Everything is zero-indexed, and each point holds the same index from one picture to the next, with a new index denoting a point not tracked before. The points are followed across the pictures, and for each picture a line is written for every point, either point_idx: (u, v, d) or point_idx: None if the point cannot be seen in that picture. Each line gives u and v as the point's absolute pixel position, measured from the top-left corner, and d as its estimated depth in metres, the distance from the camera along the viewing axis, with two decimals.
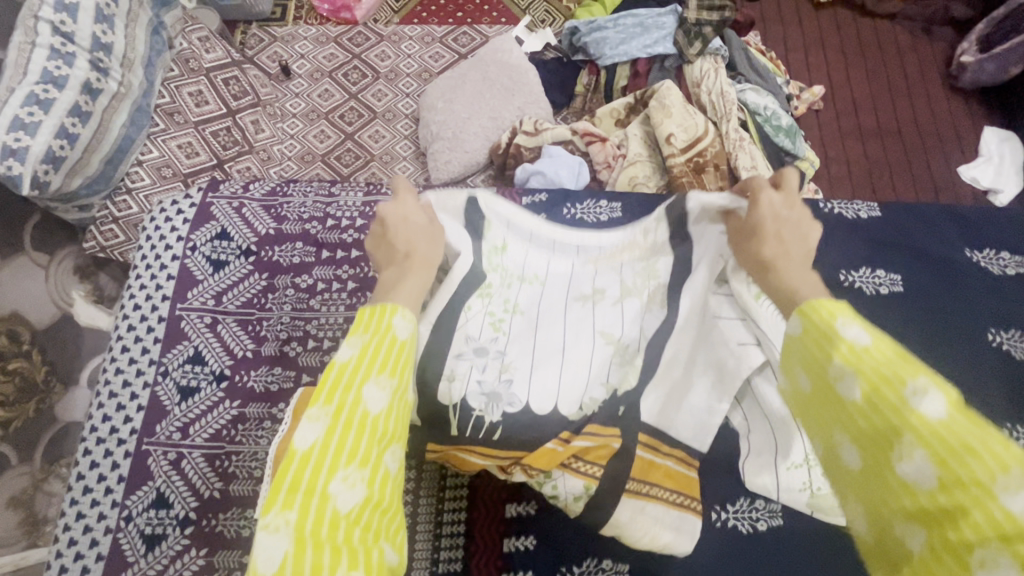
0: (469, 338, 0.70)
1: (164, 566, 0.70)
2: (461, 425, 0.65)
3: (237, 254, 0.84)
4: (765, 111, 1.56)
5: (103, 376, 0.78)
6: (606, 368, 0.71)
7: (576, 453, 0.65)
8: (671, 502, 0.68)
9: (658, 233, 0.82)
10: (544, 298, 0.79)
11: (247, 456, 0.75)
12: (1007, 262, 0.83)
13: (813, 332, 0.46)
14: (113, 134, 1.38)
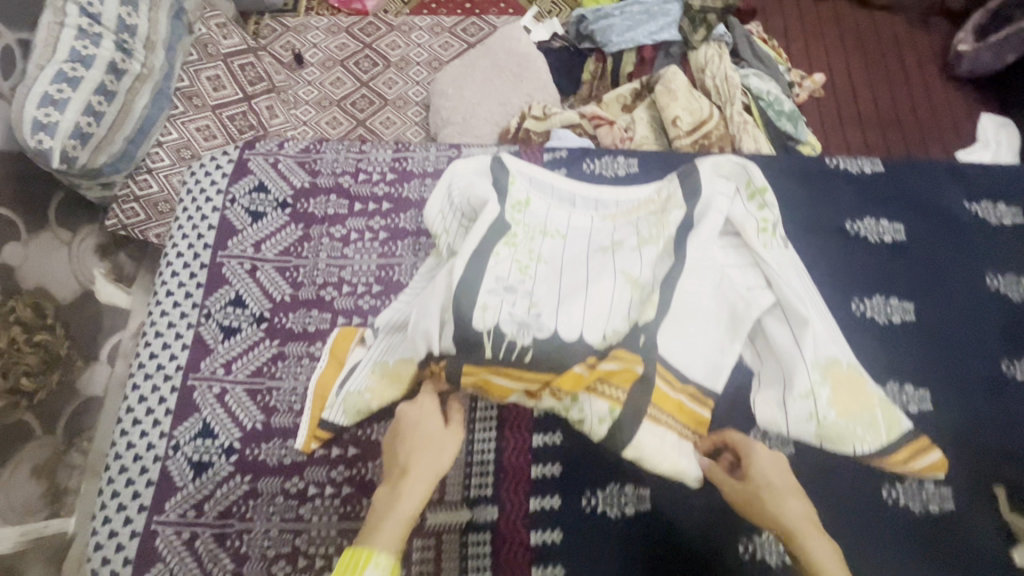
0: (499, 278, 0.74)
1: (211, 491, 0.74)
2: (494, 350, 0.69)
3: (273, 206, 0.88)
4: (768, 96, 1.61)
5: (150, 317, 0.83)
6: (627, 306, 0.75)
7: (602, 377, 0.68)
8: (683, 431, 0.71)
9: (671, 188, 0.86)
10: (567, 250, 0.82)
11: (287, 391, 0.79)
12: (1003, 213, 0.88)
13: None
14: (136, 115, 1.44)
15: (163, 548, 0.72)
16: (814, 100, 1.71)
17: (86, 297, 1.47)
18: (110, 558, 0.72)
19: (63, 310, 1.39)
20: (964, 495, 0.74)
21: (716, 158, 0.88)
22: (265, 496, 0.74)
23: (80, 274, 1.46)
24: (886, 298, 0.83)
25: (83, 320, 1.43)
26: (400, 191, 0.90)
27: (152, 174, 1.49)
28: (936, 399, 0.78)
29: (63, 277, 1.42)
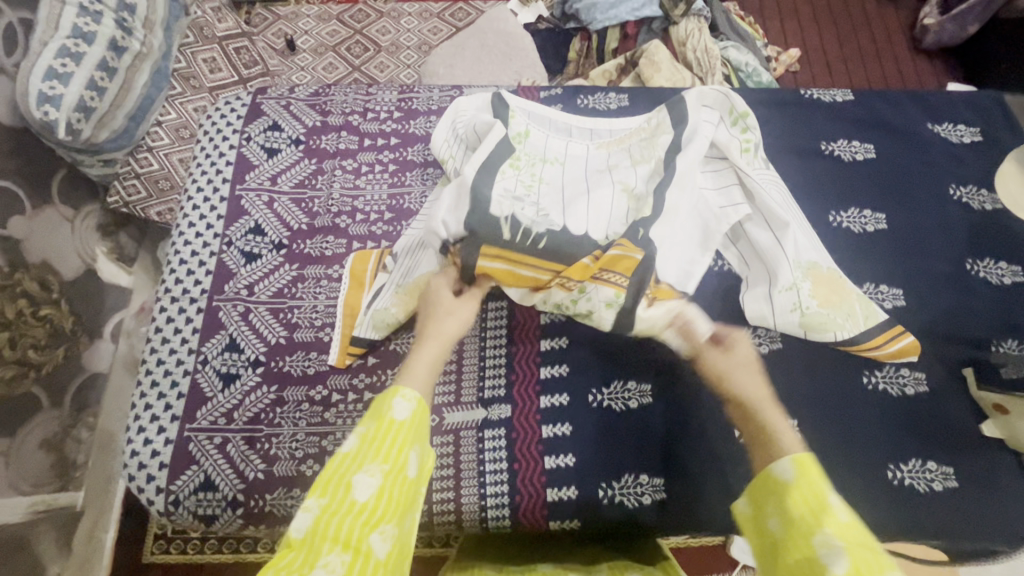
0: (506, 192, 0.81)
1: (239, 400, 0.79)
2: (512, 234, 0.76)
3: (287, 144, 0.94)
4: (746, 67, 1.70)
5: (174, 247, 0.87)
6: (624, 214, 0.82)
7: (607, 265, 0.74)
8: None
9: (660, 117, 0.90)
10: (567, 172, 0.88)
11: (308, 309, 0.84)
12: (963, 132, 0.96)
13: (802, 486, 0.51)
14: (136, 94, 1.44)
15: (197, 452, 0.76)
16: (791, 74, 1.80)
17: (89, 275, 1.45)
18: (146, 464, 0.76)
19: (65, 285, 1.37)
20: (938, 377, 0.81)
21: (699, 92, 0.89)
22: (291, 404, 0.79)
23: (82, 253, 1.44)
24: (860, 209, 0.90)
25: (87, 296, 1.45)
26: (407, 127, 0.95)
27: (152, 153, 1.51)
28: (909, 295, 0.86)
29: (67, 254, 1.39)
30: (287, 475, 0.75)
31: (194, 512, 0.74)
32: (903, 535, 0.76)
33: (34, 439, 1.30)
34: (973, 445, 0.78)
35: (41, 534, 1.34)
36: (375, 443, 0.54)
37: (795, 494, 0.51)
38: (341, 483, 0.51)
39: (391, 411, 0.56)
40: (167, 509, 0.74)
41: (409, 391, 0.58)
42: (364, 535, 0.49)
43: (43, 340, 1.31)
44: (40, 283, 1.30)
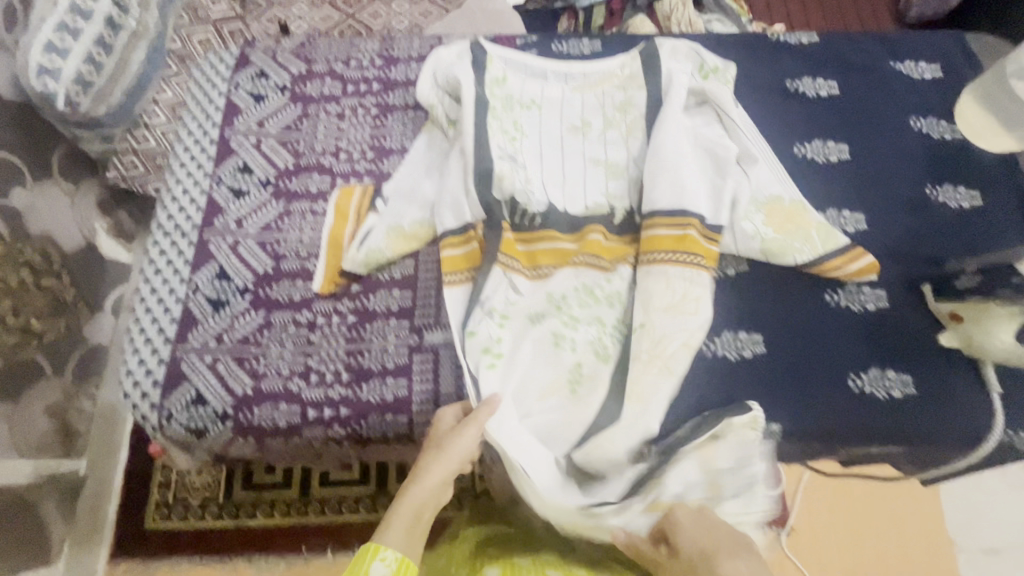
0: (499, 148, 0.87)
1: (229, 324, 0.83)
2: (510, 215, 0.85)
3: (274, 90, 0.98)
4: None
5: (167, 187, 0.91)
6: (604, 184, 0.89)
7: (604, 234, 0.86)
8: (682, 262, 0.80)
9: (632, 66, 0.96)
10: (543, 123, 0.93)
11: (294, 241, 0.88)
12: (924, 69, 1.00)
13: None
14: (132, 70, 1.36)
15: (188, 370, 0.80)
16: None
17: (89, 250, 1.50)
18: (140, 382, 0.80)
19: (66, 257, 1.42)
20: (897, 293, 0.85)
21: (676, 43, 0.97)
22: (278, 326, 0.83)
23: (82, 225, 1.47)
24: (824, 141, 0.94)
25: (87, 270, 1.49)
26: (389, 74, 0.99)
27: (150, 131, 1.44)
28: (871, 219, 0.89)
29: (67, 226, 1.43)
30: (274, 391, 0.79)
31: (185, 425, 0.78)
32: (859, 439, 0.80)
33: (38, 405, 1.34)
34: (931, 356, 0.81)
35: (44, 496, 1.38)
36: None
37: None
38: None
39: (365, 574, 0.63)
40: (160, 424, 0.78)
41: (387, 552, 0.64)
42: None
43: (45, 310, 1.35)
44: (43, 255, 1.34)
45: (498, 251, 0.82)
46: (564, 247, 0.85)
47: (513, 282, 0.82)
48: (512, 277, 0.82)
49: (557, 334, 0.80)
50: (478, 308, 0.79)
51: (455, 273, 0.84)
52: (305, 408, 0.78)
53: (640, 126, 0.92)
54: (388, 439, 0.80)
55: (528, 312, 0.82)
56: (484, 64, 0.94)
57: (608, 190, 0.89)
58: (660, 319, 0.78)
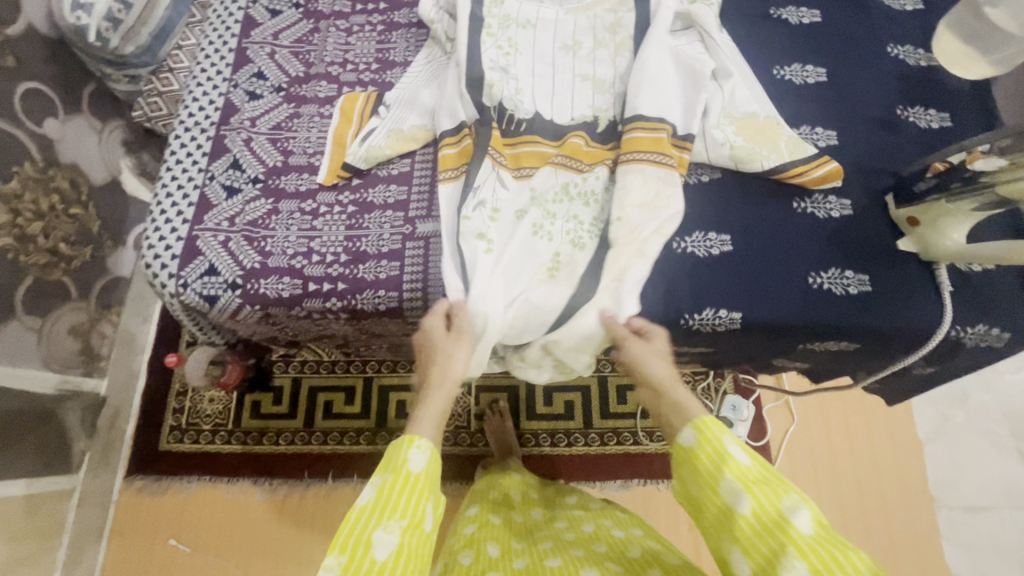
0: (492, 63, 0.92)
1: (241, 208, 0.91)
2: (500, 120, 0.91)
3: (289, 6, 1.05)
4: None
5: (189, 89, 0.99)
6: (590, 97, 0.94)
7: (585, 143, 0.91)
8: (650, 161, 0.85)
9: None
10: (537, 40, 0.96)
11: (302, 140, 0.96)
12: (906, 2, 1.03)
13: (705, 449, 0.64)
14: (160, 15, 1.38)
15: (203, 246, 0.88)
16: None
17: (114, 186, 1.59)
18: (160, 255, 0.88)
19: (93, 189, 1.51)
20: (862, 206, 0.90)
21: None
22: (286, 213, 0.91)
23: (109, 161, 1.55)
24: (803, 64, 0.99)
25: (111, 203, 1.58)
26: None
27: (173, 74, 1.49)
28: (842, 135, 0.94)
29: (95, 161, 1.51)
30: (280, 266, 0.87)
31: (200, 293, 0.86)
32: (815, 332, 0.86)
33: (64, 324, 1.45)
34: (890, 261, 0.87)
35: (68, 410, 1.48)
36: (389, 497, 0.61)
37: (702, 458, 0.64)
38: (361, 542, 0.58)
39: (405, 463, 0.63)
40: (177, 291, 0.87)
41: (422, 440, 0.66)
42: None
43: (72, 237, 1.45)
44: (72, 184, 1.44)
45: (484, 151, 0.88)
46: (546, 149, 0.91)
47: (501, 177, 0.88)
48: (501, 171, 0.88)
49: (535, 224, 0.86)
50: (470, 195, 0.86)
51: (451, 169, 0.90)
52: (307, 282, 0.86)
53: (629, 45, 0.95)
54: (380, 314, 0.88)
55: (515, 208, 0.88)
56: None
57: (594, 102, 0.94)
58: (631, 214, 0.85)
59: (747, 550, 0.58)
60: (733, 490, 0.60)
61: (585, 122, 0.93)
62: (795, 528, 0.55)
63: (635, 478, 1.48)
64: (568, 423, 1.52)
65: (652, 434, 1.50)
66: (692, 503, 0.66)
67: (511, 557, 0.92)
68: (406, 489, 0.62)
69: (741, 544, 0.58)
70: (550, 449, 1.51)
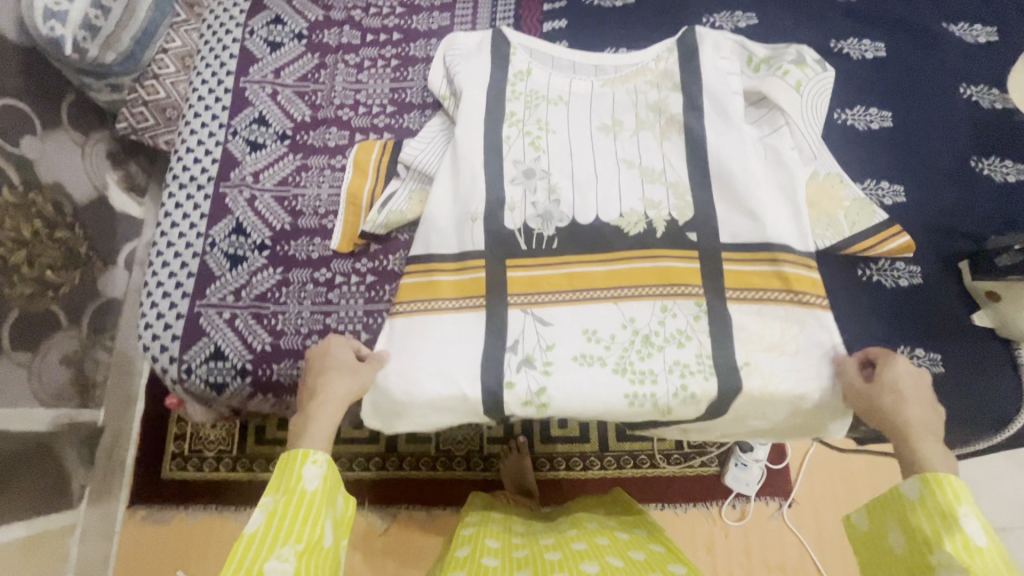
0: (517, 163, 0.86)
1: (247, 280, 0.82)
2: (528, 243, 0.84)
3: (290, 38, 0.93)
4: None
5: (181, 138, 0.88)
6: (638, 187, 0.86)
7: (666, 282, 0.81)
8: (775, 298, 0.80)
9: (669, 61, 0.91)
10: (571, 118, 0.88)
11: (311, 197, 0.86)
12: (980, 32, 0.93)
13: (929, 508, 0.62)
14: (140, 17, 1.23)
15: (207, 325, 0.80)
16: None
17: (100, 203, 1.45)
18: (159, 336, 0.79)
19: (79, 209, 1.39)
20: (930, 271, 0.82)
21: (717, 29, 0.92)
22: (297, 284, 0.82)
23: (93, 177, 1.42)
24: (867, 107, 0.89)
25: (99, 222, 1.45)
26: (410, 23, 0.95)
27: (159, 80, 1.32)
28: (910, 191, 0.85)
29: (78, 178, 1.38)
30: (293, 348, 0.79)
31: (205, 380, 0.78)
32: None
33: (54, 356, 1.34)
34: (962, 334, 0.80)
35: (65, 444, 1.39)
36: (281, 521, 0.61)
37: (921, 518, 0.62)
38: (251, 572, 0.57)
39: (299, 482, 0.64)
40: (180, 377, 0.78)
41: (318, 455, 0.66)
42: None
43: (60, 262, 1.34)
44: (54, 206, 1.31)
45: (508, 289, 0.82)
46: (594, 270, 0.82)
47: (538, 317, 0.81)
48: (539, 312, 0.81)
49: (631, 388, 0.77)
50: (511, 354, 0.79)
51: (477, 296, 0.82)
52: None
53: (676, 128, 0.88)
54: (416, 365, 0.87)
55: (573, 352, 0.79)
56: (504, 64, 0.90)
57: (643, 197, 0.85)
58: (759, 359, 0.78)
59: None
60: (947, 562, 0.59)
61: (639, 229, 0.84)
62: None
63: (653, 503, 1.42)
64: (583, 447, 1.44)
65: (670, 457, 1.44)
66: (890, 554, 0.67)
67: (512, 550, 0.90)
68: (300, 509, 0.62)
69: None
70: (564, 473, 1.44)
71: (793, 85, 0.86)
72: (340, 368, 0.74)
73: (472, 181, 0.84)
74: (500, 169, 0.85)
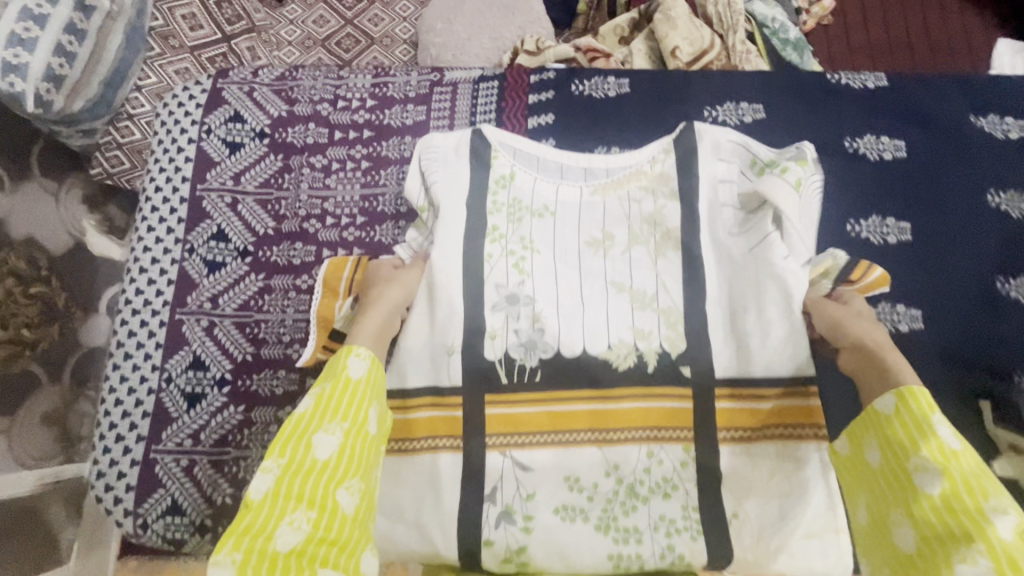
0: (498, 287, 0.78)
1: (205, 421, 0.76)
2: (508, 375, 0.77)
3: (251, 136, 0.86)
4: (773, 23, 1.31)
5: (133, 255, 0.82)
6: (628, 314, 0.78)
7: (655, 422, 0.75)
8: (767, 435, 0.75)
9: (666, 163, 0.83)
10: (557, 232, 0.81)
11: (275, 323, 0.79)
12: (1011, 126, 0.84)
13: (905, 419, 0.57)
14: (110, 58, 1.13)
15: (163, 474, 0.74)
16: (822, 29, 1.44)
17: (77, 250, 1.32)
18: (113, 485, 0.74)
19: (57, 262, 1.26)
20: (951, 412, 0.74)
21: (717, 128, 0.84)
22: (259, 425, 0.76)
23: (69, 225, 1.30)
24: (884, 217, 0.81)
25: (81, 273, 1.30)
26: (382, 118, 0.86)
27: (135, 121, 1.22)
28: (929, 317, 0.77)
29: (53, 229, 1.26)
30: None
31: (163, 535, 0.72)
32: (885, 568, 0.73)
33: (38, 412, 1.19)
34: None
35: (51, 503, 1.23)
36: (330, 401, 0.59)
37: (897, 428, 0.57)
38: (300, 444, 0.55)
39: (346, 367, 0.62)
40: (136, 531, 0.73)
41: (361, 347, 0.65)
42: (329, 490, 0.54)
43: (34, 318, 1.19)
44: (26, 260, 1.17)
45: (486, 430, 0.76)
46: (579, 408, 0.76)
47: (517, 461, 0.74)
48: (519, 455, 0.75)
49: (616, 547, 0.72)
50: (489, 505, 0.73)
51: (448, 435, 0.75)
52: None
53: (673, 243, 0.80)
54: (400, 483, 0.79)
55: (553, 503, 0.73)
56: (484, 166, 0.82)
57: (634, 323, 0.78)
58: (750, 507, 0.73)
59: (917, 523, 0.53)
60: (925, 467, 0.53)
61: (630, 363, 0.77)
62: (993, 529, 0.48)
63: None
64: None
65: None
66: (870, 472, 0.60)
67: None
68: (348, 391, 0.60)
69: (911, 513, 0.54)
70: None
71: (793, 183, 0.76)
72: (388, 274, 0.76)
73: (450, 312, 0.77)
74: (479, 295, 0.77)
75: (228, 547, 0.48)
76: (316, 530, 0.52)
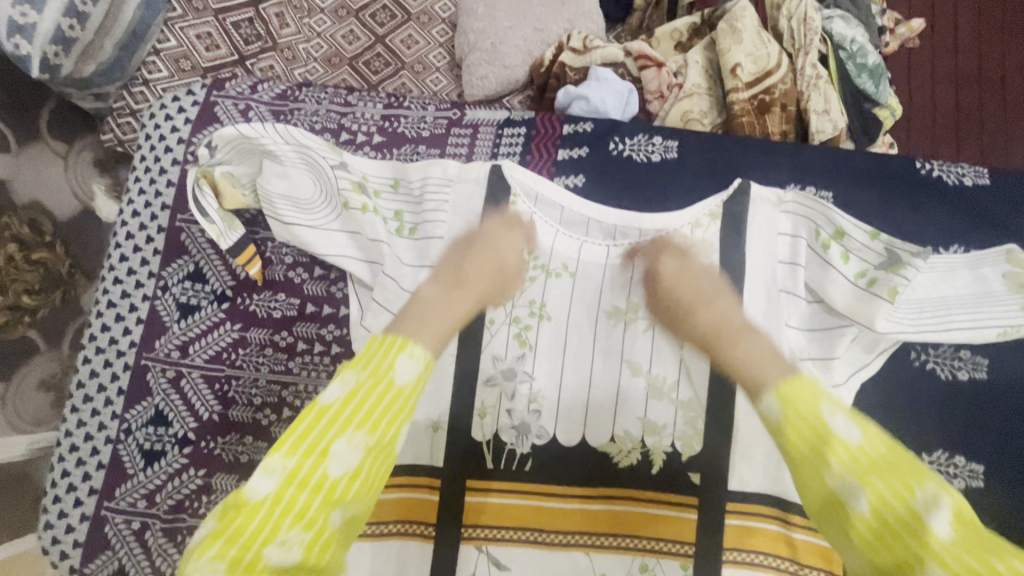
0: (495, 359, 0.69)
1: (162, 482, 0.69)
2: (495, 459, 0.68)
3: None
4: (850, 44, 1.01)
5: (102, 285, 0.75)
6: (643, 407, 0.67)
7: (656, 533, 0.65)
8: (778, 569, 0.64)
9: (709, 230, 0.71)
10: (575, 297, 0.70)
11: (247, 383, 0.71)
12: None
13: (799, 427, 0.44)
14: (128, 19, 0.96)
15: (112, 535, 0.68)
16: (928, 33, 1.14)
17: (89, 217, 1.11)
18: (60, 539, 0.69)
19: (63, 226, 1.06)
20: None
21: (776, 194, 0.73)
22: (219, 493, 0.69)
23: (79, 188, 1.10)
24: (957, 349, 0.70)
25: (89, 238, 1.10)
26: (388, 156, 0.78)
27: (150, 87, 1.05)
28: (993, 471, 0.66)
29: (59, 192, 1.07)
30: None
31: None
32: None
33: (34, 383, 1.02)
34: None
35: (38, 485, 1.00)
36: (362, 402, 0.44)
37: (795, 439, 0.44)
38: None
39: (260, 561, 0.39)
40: None
41: (417, 347, 0.47)
42: (323, 511, 0.42)
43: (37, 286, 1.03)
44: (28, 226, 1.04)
45: (464, 514, 0.67)
46: (573, 506, 0.67)
47: (493, 556, 0.65)
48: (496, 551, 0.65)
49: None
50: None
51: (419, 523, 0.67)
52: None
53: None
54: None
55: None
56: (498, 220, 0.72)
57: (644, 415, 0.67)
58: None
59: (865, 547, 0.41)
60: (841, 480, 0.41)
61: (632, 460, 0.67)
62: (930, 531, 0.38)
63: None
64: None
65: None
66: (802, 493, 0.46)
67: None
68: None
69: (852, 538, 0.41)
70: None
71: (884, 292, 0.64)
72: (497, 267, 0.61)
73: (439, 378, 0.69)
74: (474, 368, 0.69)
75: (211, 550, 0.39)
76: (310, 552, 0.41)
